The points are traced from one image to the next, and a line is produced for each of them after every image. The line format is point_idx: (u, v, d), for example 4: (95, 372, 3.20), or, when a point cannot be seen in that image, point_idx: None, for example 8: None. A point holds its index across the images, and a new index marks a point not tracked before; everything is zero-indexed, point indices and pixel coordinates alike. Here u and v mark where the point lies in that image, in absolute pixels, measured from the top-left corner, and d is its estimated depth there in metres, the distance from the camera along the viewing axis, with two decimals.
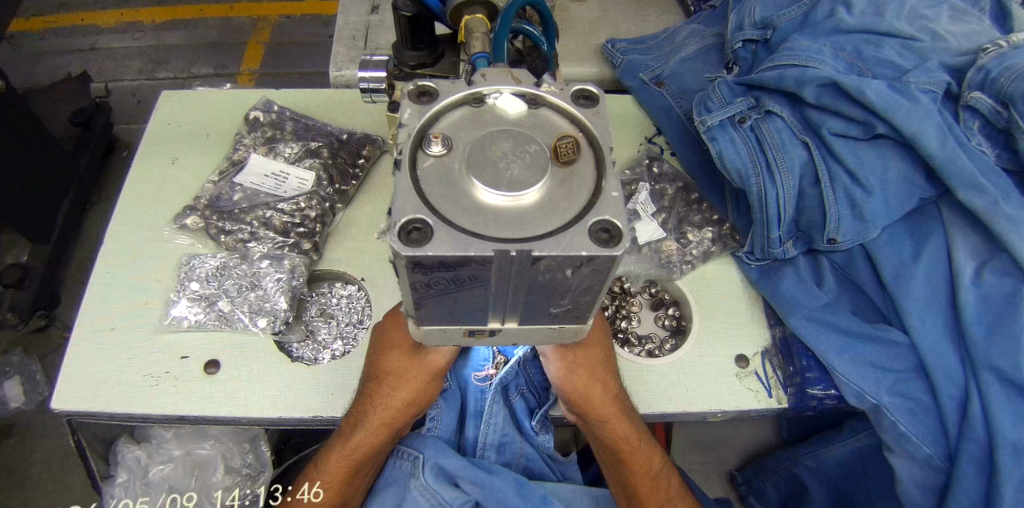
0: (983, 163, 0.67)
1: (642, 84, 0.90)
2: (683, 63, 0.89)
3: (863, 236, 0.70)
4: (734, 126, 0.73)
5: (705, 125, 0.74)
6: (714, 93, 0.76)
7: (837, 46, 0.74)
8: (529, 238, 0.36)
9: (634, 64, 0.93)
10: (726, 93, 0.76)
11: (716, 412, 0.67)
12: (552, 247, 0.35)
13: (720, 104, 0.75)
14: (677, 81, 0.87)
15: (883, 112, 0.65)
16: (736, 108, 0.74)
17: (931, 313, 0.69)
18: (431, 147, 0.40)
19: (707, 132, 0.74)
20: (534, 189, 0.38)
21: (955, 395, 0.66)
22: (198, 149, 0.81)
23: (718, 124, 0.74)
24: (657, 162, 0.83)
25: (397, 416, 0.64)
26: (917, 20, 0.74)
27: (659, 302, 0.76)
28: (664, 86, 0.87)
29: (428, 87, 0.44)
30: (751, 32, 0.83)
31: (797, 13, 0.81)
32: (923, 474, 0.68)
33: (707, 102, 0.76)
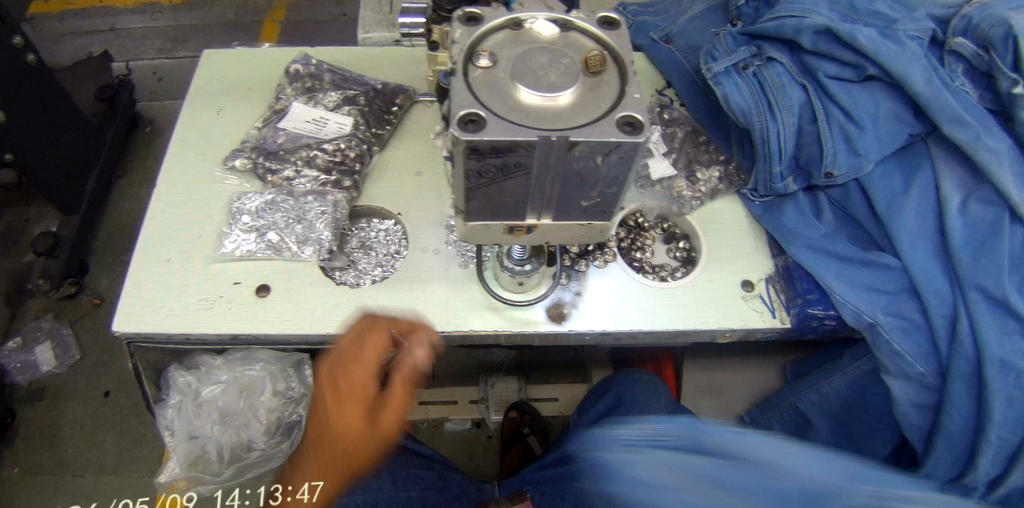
0: (966, 101, 0.73)
1: (652, 41, 0.95)
2: (690, 21, 0.95)
3: (857, 170, 0.76)
4: (738, 72, 0.79)
5: (711, 72, 0.80)
6: (719, 43, 0.83)
7: None
8: (568, 128, 0.43)
9: (644, 25, 0.98)
10: (730, 43, 0.82)
11: (726, 330, 0.73)
12: (587, 134, 0.42)
13: (725, 53, 0.81)
14: (685, 38, 0.93)
15: (873, 54, 0.71)
16: (740, 56, 0.80)
17: (922, 242, 0.75)
18: (480, 60, 0.46)
19: (713, 78, 0.80)
20: (569, 91, 0.45)
21: (944, 314, 0.72)
22: (241, 100, 0.87)
23: (723, 70, 0.80)
24: (668, 109, 0.89)
25: (359, 401, 0.63)
26: None
27: (671, 236, 0.81)
28: (673, 43, 0.93)
29: (474, 13, 0.50)
30: None
31: None
32: (918, 392, 0.75)
33: (714, 52, 0.82)
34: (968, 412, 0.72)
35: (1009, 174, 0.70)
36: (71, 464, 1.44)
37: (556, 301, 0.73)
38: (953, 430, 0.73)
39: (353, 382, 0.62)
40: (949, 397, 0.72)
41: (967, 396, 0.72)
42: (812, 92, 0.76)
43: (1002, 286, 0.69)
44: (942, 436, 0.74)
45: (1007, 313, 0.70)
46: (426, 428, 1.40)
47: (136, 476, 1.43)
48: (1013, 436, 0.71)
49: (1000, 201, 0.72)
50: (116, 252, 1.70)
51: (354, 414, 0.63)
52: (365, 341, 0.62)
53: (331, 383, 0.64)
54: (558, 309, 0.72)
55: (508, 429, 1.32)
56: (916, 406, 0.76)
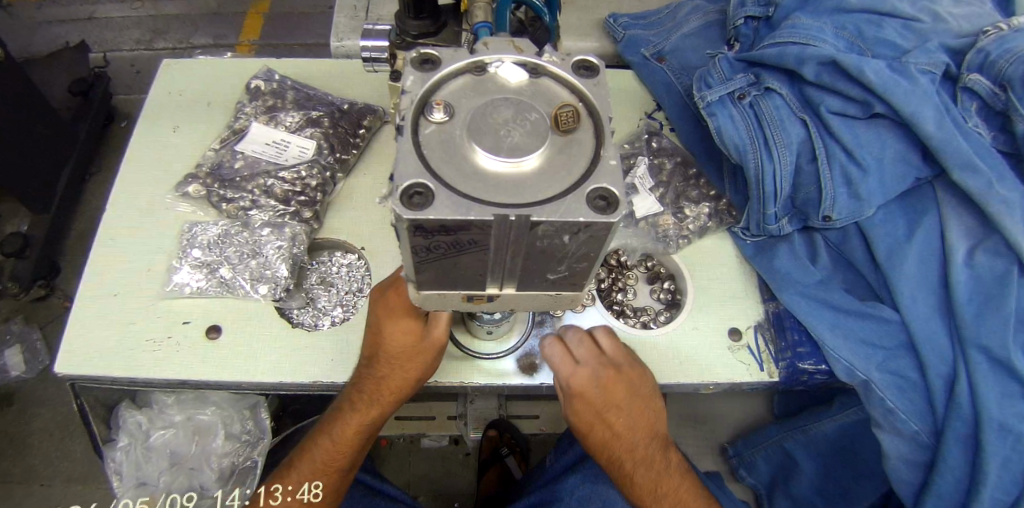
0: (977, 144, 0.67)
1: (643, 59, 0.89)
2: (685, 39, 0.88)
3: (858, 214, 0.70)
4: (733, 102, 0.73)
5: (704, 101, 0.74)
6: (714, 69, 0.77)
7: (838, 25, 0.73)
8: (527, 203, 0.37)
9: (636, 40, 0.91)
10: (726, 69, 0.76)
11: (709, 385, 0.68)
12: (550, 213, 0.36)
13: (720, 80, 0.75)
14: (678, 56, 0.87)
15: (882, 91, 0.65)
16: (735, 85, 0.74)
17: (923, 293, 0.70)
18: (434, 113, 0.40)
19: (706, 108, 0.74)
20: (534, 156, 0.39)
21: (944, 372, 0.68)
22: (198, 117, 0.81)
23: (717, 100, 0.74)
24: (656, 137, 0.84)
25: (407, 361, 0.62)
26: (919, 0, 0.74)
27: (655, 276, 0.76)
28: (665, 62, 0.87)
29: (430, 55, 0.44)
30: (753, 9, 0.82)
31: None
32: (910, 451, 0.70)
33: (708, 78, 0.76)
34: (963, 475, 0.68)
35: (1020, 225, 0.65)
36: (37, 476, 1.33)
37: (528, 350, 0.68)
38: (941, 487, 0.69)
39: (394, 342, 0.60)
40: (943, 458, 0.67)
41: (962, 457, 0.67)
42: (813, 128, 0.70)
43: (1008, 347, 0.64)
44: (931, 499, 0.70)
45: (1010, 375, 0.65)
46: (401, 443, 1.35)
47: (102, 488, 1.32)
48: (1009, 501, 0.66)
49: (1008, 253, 0.67)
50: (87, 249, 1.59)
51: (420, 365, 0.62)
52: (400, 301, 0.59)
53: (385, 345, 0.61)
54: (529, 360, 0.67)
55: (488, 449, 1.29)
56: (908, 463, 0.71)
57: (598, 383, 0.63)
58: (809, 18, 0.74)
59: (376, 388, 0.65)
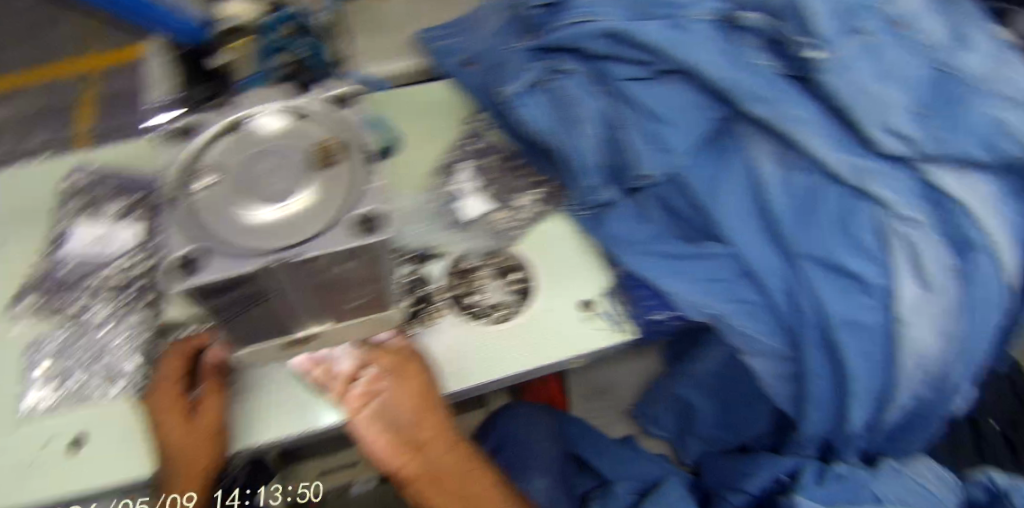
0: (762, 71, 0.75)
1: (455, 68, 0.92)
2: (488, 40, 0.91)
3: (670, 164, 0.75)
4: (536, 90, 0.80)
5: (509, 94, 0.80)
6: (510, 66, 0.83)
7: None
8: (297, 243, 0.40)
9: (447, 50, 0.95)
10: (522, 61, 0.83)
11: (574, 359, 0.71)
12: (320, 248, 0.40)
13: (519, 73, 0.82)
14: (486, 57, 0.89)
15: (668, 48, 0.73)
16: (535, 73, 0.80)
17: (747, 222, 0.76)
18: (201, 181, 0.42)
19: (512, 99, 0.79)
20: (298, 198, 0.41)
21: (784, 288, 0.75)
22: (18, 230, 0.78)
23: (520, 91, 0.80)
24: (476, 138, 0.87)
25: (192, 450, 0.61)
26: None
27: (503, 271, 0.76)
28: (476, 65, 0.90)
29: (194, 122, 0.46)
30: None
31: None
32: (776, 366, 0.78)
33: (509, 73, 0.83)
34: (827, 373, 0.76)
35: (818, 139, 0.73)
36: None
37: None
38: (813, 388, 0.77)
39: (173, 432, 0.61)
40: (807, 362, 0.75)
41: (821, 358, 0.75)
42: (608, 97, 0.77)
43: (828, 250, 0.73)
44: (807, 399, 0.78)
45: (840, 276, 0.73)
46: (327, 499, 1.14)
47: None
48: (871, 383, 0.76)
49: (812, 166, 0.74)
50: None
51: (204, 452, 0.61)
52: (172, 390, 0.63)
53: (164, 437, 0.61)
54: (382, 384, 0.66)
55: None
56: (774, 375, 0.78)
57: (416, 378, 0.63)
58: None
59: (179, 485, 0.62)
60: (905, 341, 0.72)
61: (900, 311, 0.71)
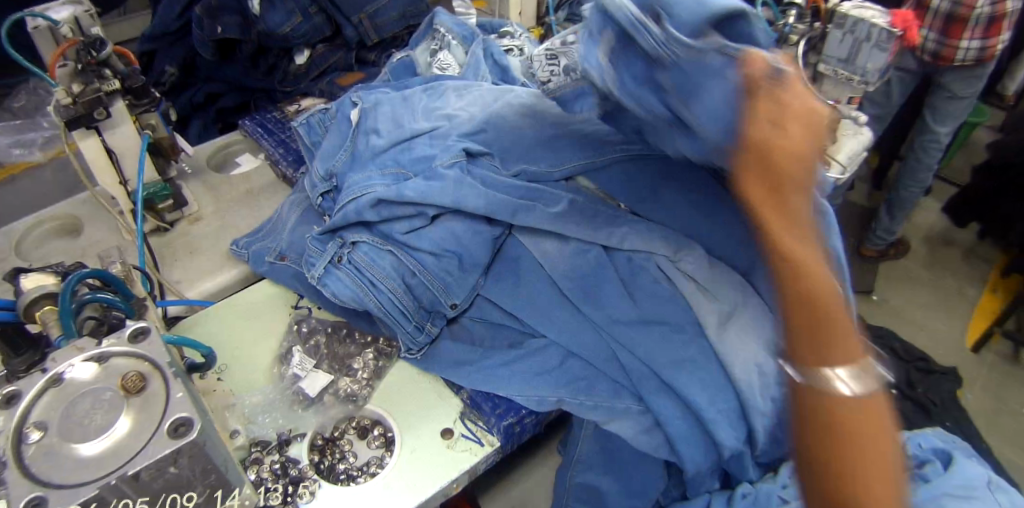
0: (518, 190, 0.93)
1: (270, 265, 1.04)
2: (292, 232, 1.06)
3: (471, 289, 0.92)
4: (337, 266, 0.91)
5: (315, 277, 0.92)
6: (311, 251, 0.96)
7: (382, 166, 0.99)
8: (126, 464, 0.48)
9: (258, 253, 1.07)
10: (319, 246, 0.96)
11: (454, 480, 0.80)
12: (142, 459, 0.48)
13: (319, 256, 0.94)
14: (294, 249, 1.04)
15: (424, 199, 0.90)
16: (331, 252, 0.93)
17: (554, 310, 0.91)
18: (29, 437, 0.49)
19: (320, 281, 0.91)
20: (122, 423, 0.50)
21: (605, 353, 0.89)
22: None
23: (324, 272, 0.92)
24: (304, 321, 0.98)
25: None
26: (433, 114, 1.05)
27: (363, 429, 0.85)
28: (287, 258, 1.03)
29: (10, 391, 0.52)
30: (322, 186, 1.06)
31: (344, 157, 1.07)
32: (646, 436, 0.84)
33: (311, 259, 0.95)
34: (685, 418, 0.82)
35: (582, 228, 0.91)
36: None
37: None
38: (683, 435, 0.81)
39: None
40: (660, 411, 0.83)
41: (671, 403, 0.83)
42: (397, 252, 0.91)
43: (627, 307, 0.88)
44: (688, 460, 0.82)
45: (647, 322, 0.88)
46: None
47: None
48: (736, 418, 0.82)
49: (591, 246, 0.91)
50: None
51: None
52: None
53: None
54: None
55: None
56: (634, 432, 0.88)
57: None
58: (361, 176, 0.99)
59: None
60: (732, 366, 0.82)
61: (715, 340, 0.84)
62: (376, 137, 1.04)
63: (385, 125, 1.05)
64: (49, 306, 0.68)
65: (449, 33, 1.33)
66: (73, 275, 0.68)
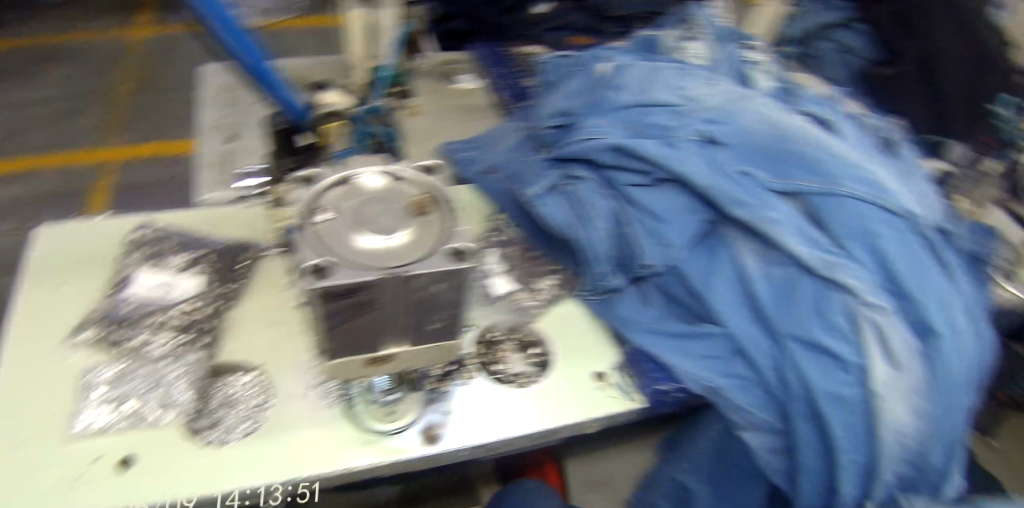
0: (745, 185, 0.89)
1: (477, 175, 1.10)
2: (508, 152, 1.12)
3: (670, 257, 0.89)
4: (553, 193, 0.94)
5: (531, 195, 0.93)
6: (531, 171, 1.01)
7: (621, 120, 1.01)
8: (403, 266, 0.47)
9: (469, 159, 1.15)
10: (540, 168, 1.00)
11: (592, 418, 0.79)
12: (422, 267, 0.47)
13: (538, 176, 0.99)
14: (507, 165, 1.09)
15: (659, 160, 0.92)
16: (552, 179, 0.97)
17: (738, 306, 0.86)
18: (321, 215, 0.52)
19: (536, 199, 0.92)
20: (402, 233, 0.50)
21: (772, 364, 0.83)
22: (78, 273, 0.85)
23: (541, 193, 0.93)
24: (502, 230, 1.02)
25: None
26: (676, 90, 1.04)
27: (525, 344, 0.86)
28: (497, 172, 1.09)
29: (313, 174, 0.57)
30: (555, 119, 1.10)
31: (585, 101, 1.09)
32: (769, 442, 0.83)
33: (529, 178, 0.99)
34: (818, 448, 0.80)
35: (793, 239, 0.83)
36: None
37: (427, 424, 0.74)
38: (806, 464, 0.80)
39: None
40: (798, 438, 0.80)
41: (812, 434, 0.79)
42: (618, 201, 0.93)
43: (812, 331, 0.80)
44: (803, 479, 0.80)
45: (821, 352, 0.80)
46: None
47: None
48: (860, 458, 0.78)
49: (790, 260, 0.85)
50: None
51: None
52: None
53: None
54: (430, 432, 0.73)
55: None
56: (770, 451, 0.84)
57: None
58: (602, 123, 1.01)
59: None
60: (884, 414, 0.75)
61: (876, 387, 0.76)
62: (620, 94, 1.05)
63: (631, 84, 1.06)
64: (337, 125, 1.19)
65: (703, 25, 1.32)
66: (358, 108, 1.22)
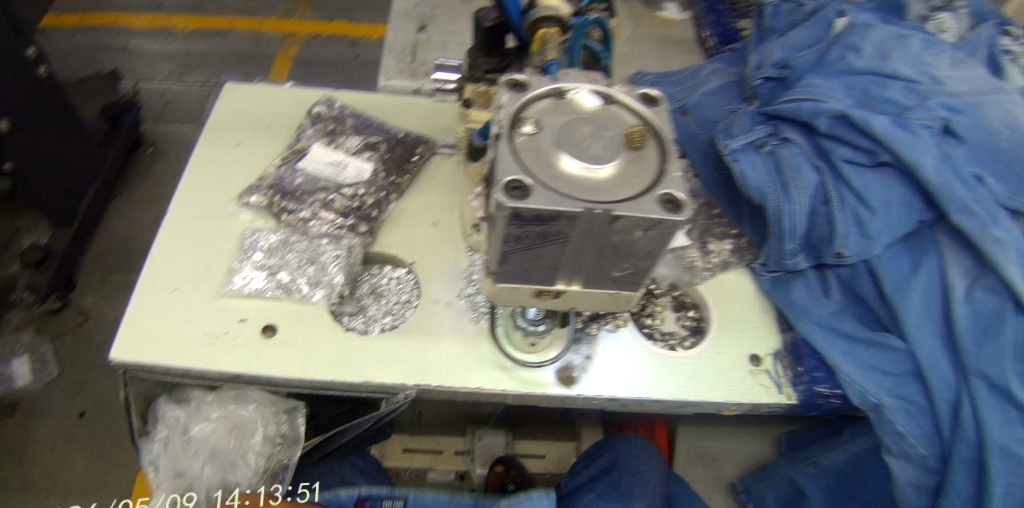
0: (977, 192, 0.75)
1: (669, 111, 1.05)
2: (706, 95, 1.05)
3: (868, 251, 0.79)
4: (754, 150, 0.84)
5: (728, 148, 0.85)
6: (737, 122, 0.89)
7: (849, 87, 0.85)
8: (608, 202, 0.43)
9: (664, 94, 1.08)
10: (747, 122, 0.89)
11: (731, 403, 0.74)
12: (630, 209, 0.42)
13: (742, 131, 0.87)
14: (700, 111, 1.03)
15: (888, 141, 0.76)
16: (757, 135, 0.86)
17: (929, 326, 0.76)
18: (525, 127, 0.47)
19: (730, 154, 0.84)
20: (610, 166, 0.46)
21: (949, 399, 0.73)
22: (261, 137, 0.90)
23: (739, 148, 0.85)
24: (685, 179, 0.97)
25: None
26: (919, 65, 0.84)
27: (681, 304, 0.84)
28: (689, 115, 1.03)
29: (519, 79, 0.51)
30: (770, 71, 0.98)
31: (811, 56, 0.94)
32: (918, 475, 0.75)
33: (730, 129, 0.88)
34: (970, 495, 0.72)
35: (1015, 267, 0.71)
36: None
37: (564, 364, 0.73)
38: None
39: None
40: (951, 481, 0.72)
41: (968, 481, 0.71)
42: (826, 176, 0.81)
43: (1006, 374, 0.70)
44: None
45: (1008, 400, 0.70)
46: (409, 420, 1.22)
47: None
48: None
49: (1005, 291, 0.73)
50: (110, 268, 1.52)
51: None
52: None
53: None
54: (567, 373, 0.72)
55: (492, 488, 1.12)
56: (914, 486, 0.76)
57: None
58: (823, 81, 0.87)
59: None
60: None
61: None
62: (854, 56, 0.88)
63: (869, 45, 0.88)
64: (555, 29, 0.72)
65: None
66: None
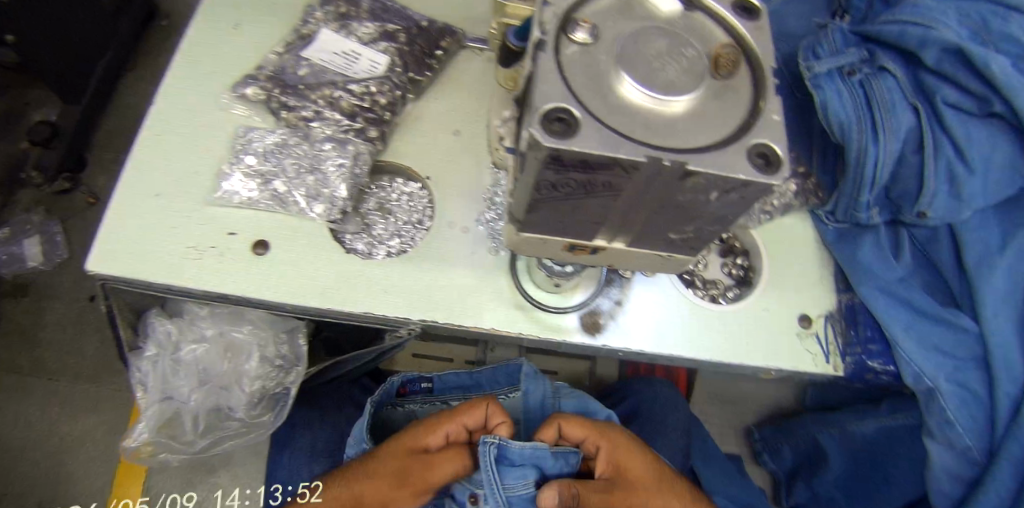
0: None
1: None
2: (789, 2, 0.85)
3: (954, 215, 0.67)
4: (842, 78, 0.68)
5: (811, 71, 0.69)
6: (825, 39, 0.71)
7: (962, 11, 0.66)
8: (680, 149, 0.33)
9: None
10: (839, 40, 0.70)
11: (770, 369, 0.66)
12: (709, 163, 0.32)
13: (831, 51, 0.70)
14: (778, 21, 0.85)
15: (1006, 88, 0.61)
16: (846, 59, 0.68)
17: (1006, 308, 0.67)
18: (577, 32, 0.35)
19: (812, 79, 0.69)
20: (687, 97, 0.34)
21: (1012, 393, 0.66)
22: (262, 17, 0.77)
23: (825, 72, 0.68)
24: None
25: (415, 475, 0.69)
26: None
27: (728, 250, 0.74)
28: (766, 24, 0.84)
29: None
30: None
31: None
32: (956, 464, 0.69)
33: (816, 47, 0.71)
34: (1007, 492, 0.67)
35: None
36: (36, 393, 1.23)
37: (592, 309, 0.65)
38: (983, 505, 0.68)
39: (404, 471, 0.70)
40: (992, 477, 0.67)
41: (1010, 477, 0.66)
42: (925, 117, 0.65)
43: None
44: None
45: None
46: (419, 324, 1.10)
47: (100, 465, 1.19)
48: None
49: None
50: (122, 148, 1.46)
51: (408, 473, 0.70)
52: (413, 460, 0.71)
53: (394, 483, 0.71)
54: (594, 319, 0.64)
55: None
56: (948, 474, 0.70)
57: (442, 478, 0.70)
58: None
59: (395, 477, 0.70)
60: None
61: None
62: None
63: None
64: None
65: None
66: None
